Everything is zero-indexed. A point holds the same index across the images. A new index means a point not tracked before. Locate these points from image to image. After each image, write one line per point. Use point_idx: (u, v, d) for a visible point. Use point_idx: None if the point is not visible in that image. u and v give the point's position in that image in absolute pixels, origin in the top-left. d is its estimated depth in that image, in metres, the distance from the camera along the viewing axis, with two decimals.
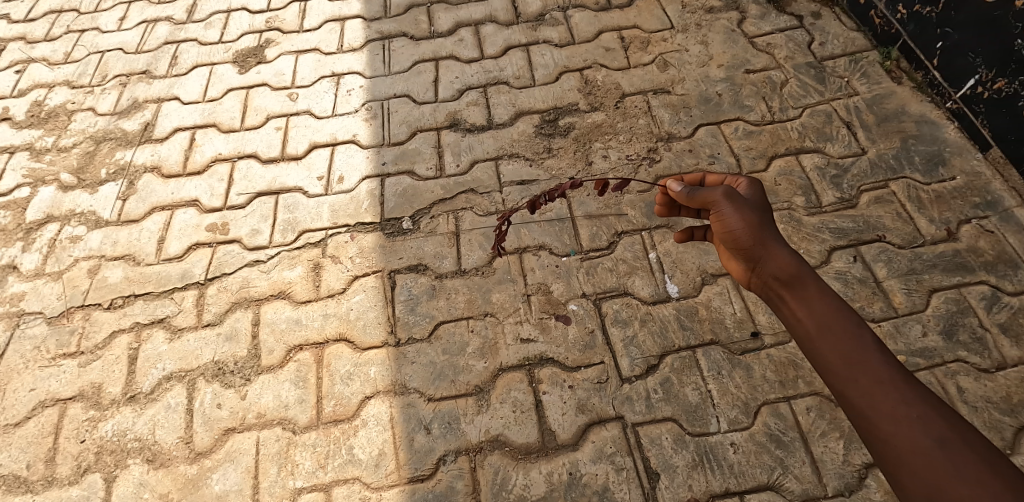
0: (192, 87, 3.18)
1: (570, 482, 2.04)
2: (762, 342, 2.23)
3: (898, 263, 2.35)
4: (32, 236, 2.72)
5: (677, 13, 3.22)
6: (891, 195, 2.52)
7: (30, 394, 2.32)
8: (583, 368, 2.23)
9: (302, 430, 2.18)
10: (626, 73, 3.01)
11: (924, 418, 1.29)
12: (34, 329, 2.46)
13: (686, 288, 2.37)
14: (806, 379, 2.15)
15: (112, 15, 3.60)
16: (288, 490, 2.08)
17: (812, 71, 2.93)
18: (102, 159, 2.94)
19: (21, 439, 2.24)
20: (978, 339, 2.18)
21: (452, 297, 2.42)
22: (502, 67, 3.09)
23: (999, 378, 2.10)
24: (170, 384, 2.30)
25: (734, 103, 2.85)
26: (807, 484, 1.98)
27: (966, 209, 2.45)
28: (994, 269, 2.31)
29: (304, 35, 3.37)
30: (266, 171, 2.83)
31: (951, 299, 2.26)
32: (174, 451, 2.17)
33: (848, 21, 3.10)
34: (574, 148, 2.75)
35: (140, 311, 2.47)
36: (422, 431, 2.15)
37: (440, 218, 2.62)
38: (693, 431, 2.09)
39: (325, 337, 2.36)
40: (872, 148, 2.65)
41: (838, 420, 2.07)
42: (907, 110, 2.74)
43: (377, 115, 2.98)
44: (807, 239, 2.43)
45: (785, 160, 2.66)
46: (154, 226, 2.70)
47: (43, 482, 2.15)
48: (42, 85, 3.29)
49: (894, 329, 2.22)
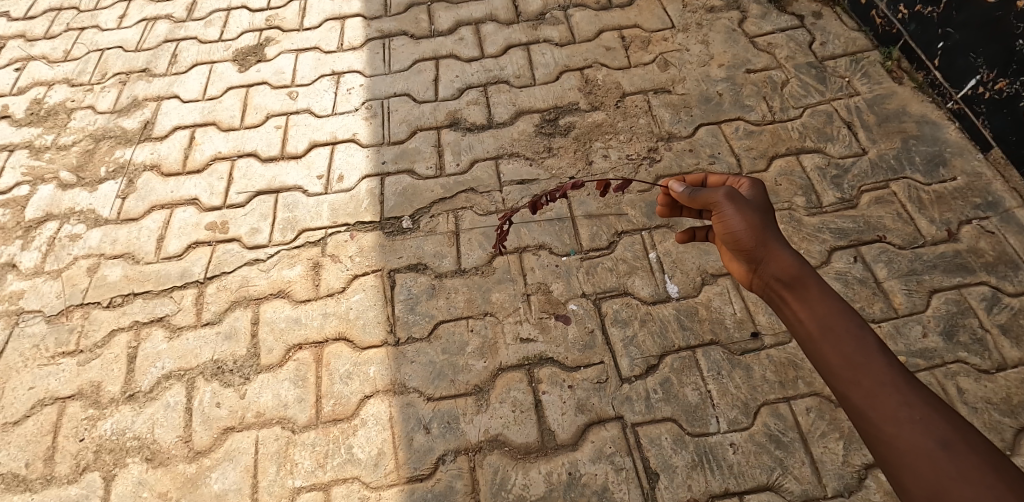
0: (192, 85, 3.18)
1: (569, 482, 2.03)
2: (762, 342, 2.23)
3: (898, 264, 2.35)
4: (31, 233, 2.72)
5: (677, 13, 3.22)
6: (891, 196, 2.51)
7: (29, 392, 2.32)
8: (582, 368, 2.23)
9: (302, 429, 2.18)
10: (626, 72, 3.00)
11: (926, 420, 1.29)
12: (33, 327, 2.46)
13: (687, 288, 2.36)
14: (806, 380, 2.15)
15: (111, 13, 3.60)
16: (287, 490, 2.08)
17: (813, 71, 2.93)
18: (102, 158, 2.93)
19: (20, 437, 2.24)
20: (979, 340, 2.17)
21: (452, 296, 2.42)
22: (502, 66, 3.09)
23: (999, 378, 2.10)
24: (170, 383, 2.30)
25: (735, 103, 2.85)
26: (807, 485, 1.98)
27: (966, 209, 2.45)
28: (994, 270, 2.31)
29: (304, 34, 3.36)
30: (266, 170, 2.82)
31: (951, 300, 2.26)
32: (173, 450, 2.17)
33: (849, 21, 3.10)
34: (574, 148, 2.75)
35: (140, 310, 2.46)
36: (422, 431, 2.15)
37: (440, 217, 2.61)
38: (693, 432, 2.09)
39: (325, 337, 2.35)
40: (873, 148, 2.65)
41: (838, 421, 2.07)
42: (908, 110, 2.74)
43: (377, 114, 2.97)
44: (807, 240, 2.43)
45: (785, 160, 2.65)
46: (153, 224, 2.69)
47: (42, 481, 2.15)
48: (42, 83, 3.28)
49: (894, 330, 2.21)
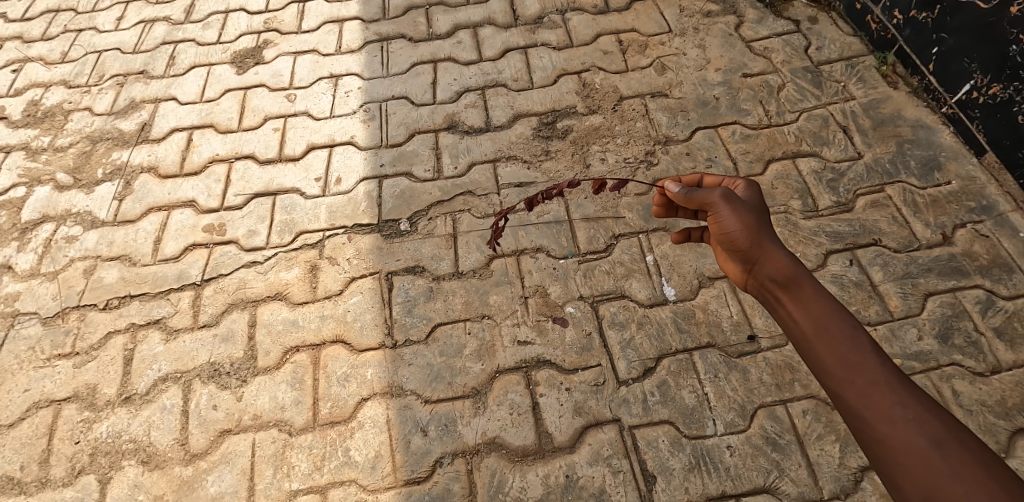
0: (189, 88, 3.18)
1: (567, 484, 2.03)
2: (759, 345, 2.24)
3: (893, 267, 2.36)
4: (27, 235, 2.71)
5: (675, 17, 3.23)
6: (887, 199, 2.53)
7: (24, 394, 2.31)
8: (580, 371, 2.23)
9: (298, 432, 2.18)
10: (624, 76, 3.02)
11: (919, 419, 1.30)
12: (29, 329, 2.45)
13: (684, 291, 2.37)
14: (802, 382, 2.16)
15: (109, 15, 3.59)
16: (284, 492, 2.07)
17: (809, 75, 2.95)
18: (99, 159, 2.93)
19: (15, 440, 2.23)
20: (973, 343, 2.19)
21: (450, 299, 2.42)
22: (500, 70, 3.09)
23: (994, 381, 2.11)
24: (166, 385, 2.29)
25: (732, 107, 2.86)
26: (804, 487, 1.98)
27: (961, 213, 2.47)
28: (989, 273, 2.32)
29: (302, 36, 3.36)
30: (263, 172, 2.82)
31: (946, 303, 2.27)
32: (169, 453, 2.16)
33: (845, 26, 3.12)
34: (571, 151, 2.76)
35: (136, 312, 2.46)
36: (419, 433, 2.15)
37: (438, 220, 2.62)
38: (690, 434, 2.09)
39: (322, 339, 2.35)
40: (868, 152, 2.67)
41: (834, 423, 2.08)
42: (903, 115, 2.76)
43: (375, 116, 2.98)
44: (803, 243, 2.44)
45: (781, 164, 2.67)
46: (150, 226, 2.69)
47: (37, 483, 2.14)
48: (38, 84, 3.27)
49: (890, 333, 2.22)
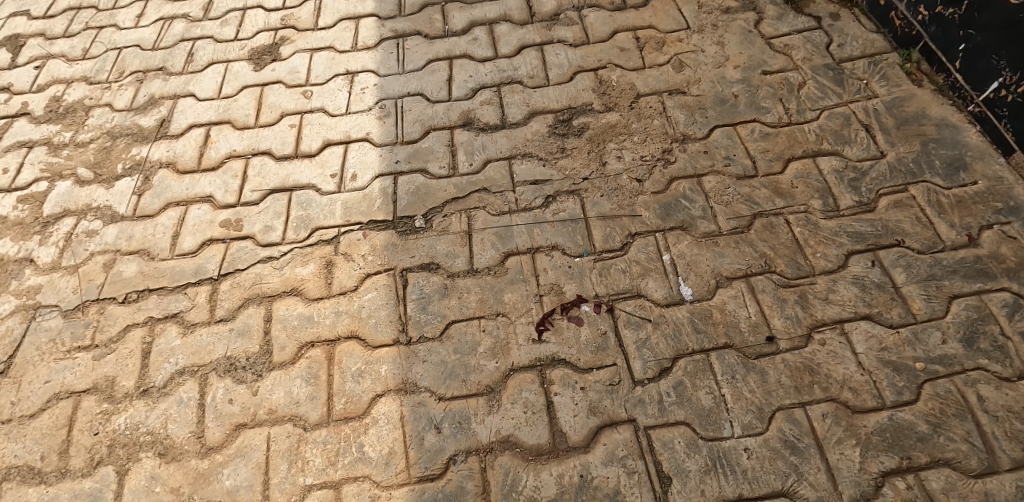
0: (207, 84, 3.20)
1: (581, 485, 2.02)
2: (777, 346, 2.21)
3: (917, 268, 2.32)
4: (48, 229, 2.74)
5: (693, 14, 3.20)
6: (910, 199, 2.48)
7: (45, 385, 2.34)
8: (594, 370, 2.21)
9: (313, 427, 2.18)
10: (640, 73, 2.99)
11: None
12: (50, 321, 2.48)
13: (700, 291, 2.34)
14: (822, 385, 2.13)
15: (129, 12, 3.63)
16: (298, 487, 2.08)
17: (830, 73, 2.90)
18: (119, 155, 2.96)
19: (35, 431, 2.25)
20: (999, 348, 2.14)
21: (464, 296, 2.41)
22: (516, 67, 3.08)
23: (1020, 386, 2.06)
24: (183, 379, 2.31)
25: (751, 105, 2.82)
26: (822, 491, 1.95)
27: (987, 214, 2.41)
28: (1016, 276, 2.27)
29: (318, 33, 3.37)
30: (280, 168, 2.83)
31: (971, 305, 2.22)
32: (185, 446, 2.18)
33: (867, 22, 3.06)
34: (587, 149, 2.74)
35: (154, 306, 2.48)
36: (433, 430, 2.14)
37: (452, 217, 2.61)
38: (706, 436, 2.07)
39: (337, 335, 2.36)
40: (892, 152, 2.61)
41: (855, 427, 2.04)
42: (928, 113, 2.70)
43: (391, 113, 2.98)
44: (824, 244, 2.40)
45: (801, 163, 2.63)
46: (169, 221, 2.71)
47: (56, 474, 2.17)
48: (60, 81, 3.32)
49: (913, 337, 2.18)
